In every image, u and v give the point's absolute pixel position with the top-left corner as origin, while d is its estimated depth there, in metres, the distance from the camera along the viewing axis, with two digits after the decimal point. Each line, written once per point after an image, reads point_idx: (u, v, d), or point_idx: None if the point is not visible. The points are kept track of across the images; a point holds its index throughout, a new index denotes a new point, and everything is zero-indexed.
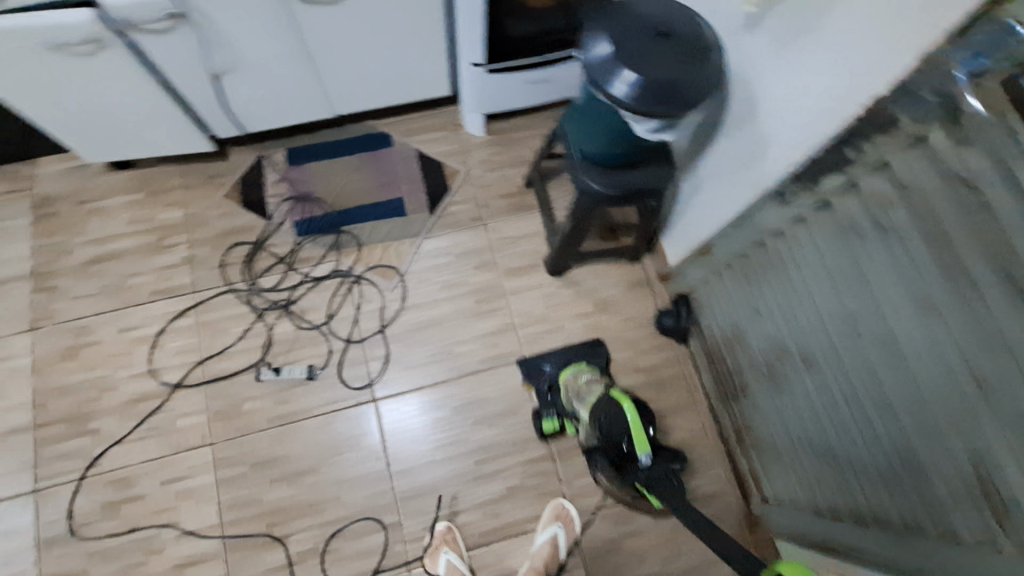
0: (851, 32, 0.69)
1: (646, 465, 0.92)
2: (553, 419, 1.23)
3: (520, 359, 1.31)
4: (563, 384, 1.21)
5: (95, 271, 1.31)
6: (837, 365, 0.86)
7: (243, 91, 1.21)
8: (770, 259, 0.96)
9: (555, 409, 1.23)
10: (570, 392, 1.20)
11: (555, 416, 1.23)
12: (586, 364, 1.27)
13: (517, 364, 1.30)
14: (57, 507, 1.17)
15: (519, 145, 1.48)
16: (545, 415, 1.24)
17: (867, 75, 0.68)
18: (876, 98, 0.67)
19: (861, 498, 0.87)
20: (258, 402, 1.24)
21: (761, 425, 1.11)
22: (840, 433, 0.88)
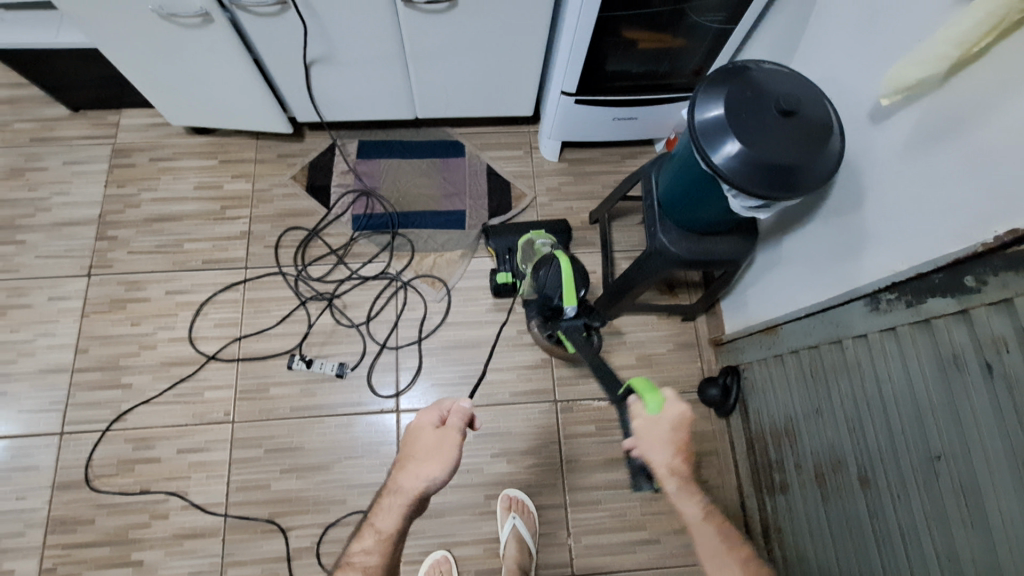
0: (1004, 156, 0.62)
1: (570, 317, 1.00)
2: (507, 274, 1.27)
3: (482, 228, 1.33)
4: (520, 247, 1.23)
5: (156, 228, 1.34)
6: (902, 499, 0.78)
7: (332, 81, 1.21)
8: (846, 363, 0.89)
9: (511, 267, 1.28)
10: (524, 255, 1.22)
11: (510, 273, 1.27)
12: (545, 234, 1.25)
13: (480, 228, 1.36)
14: (78, 453, 1.19)
15: (591, 179, 1.43)
16: (501, 271, 1.28)
17: (1013, 206, 0.62)
18: (1018, 232, 0.61)
19: None
20: (285, 389, 1.24)
21: (796, 529, 1.04)
22: (890, 573, 0.81)
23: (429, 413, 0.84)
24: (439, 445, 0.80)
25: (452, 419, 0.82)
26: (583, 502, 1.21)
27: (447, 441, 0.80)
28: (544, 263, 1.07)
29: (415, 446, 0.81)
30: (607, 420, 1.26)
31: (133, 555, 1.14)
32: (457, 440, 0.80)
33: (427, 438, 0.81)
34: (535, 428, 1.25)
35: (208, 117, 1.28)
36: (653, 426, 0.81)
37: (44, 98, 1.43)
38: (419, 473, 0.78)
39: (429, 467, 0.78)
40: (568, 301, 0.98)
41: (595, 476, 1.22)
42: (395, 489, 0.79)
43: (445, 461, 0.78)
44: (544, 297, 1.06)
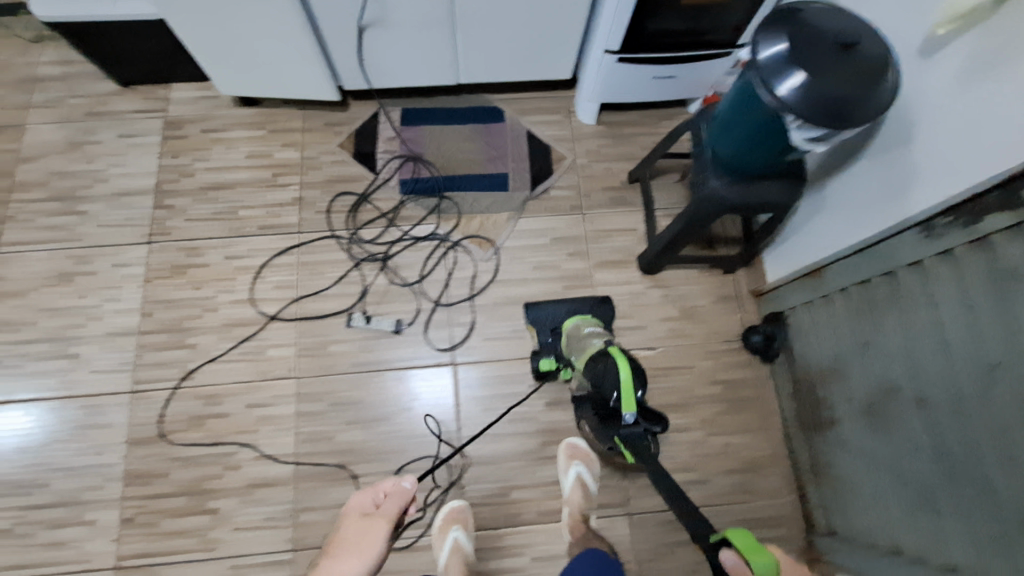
0: None
1: (629, 424, 0.89)
2: (550, 359, 1.23)
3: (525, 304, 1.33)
4: (566, 332, 1.20)
5: (211, 196, 1.38)
6: (959, 414, 0.83)
7: (382, 46, 1.25)
8: (899, 294, 0.94)
9: (553, 351, 1.25)
10: (570, 343, 1.18)
11: (553, 358, 1.23)
12: (591, 318, 1.24)
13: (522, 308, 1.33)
14: (149, 410, 1.24)
15: (629, 141, 1.47)
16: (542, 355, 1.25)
17: None
18: None
19: (958, 548, 0.85)
20: (344, 346, 1.29)
21: (847, 459, 1.10)
22: (947, 484, 0.86)
23: (363, 497, 0.97)
24: (366, 535, 0.89)
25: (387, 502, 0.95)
26: None
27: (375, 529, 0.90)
28: (600, 357, 0.99)
29: (343, 533, 0.91)
30: (654, 370, 1.31)
31: (208, 504, 1.19)
32: (388, 520, 0.92)
33: (352, 527, 0.92)
34: None
35: (258, 84, 1.32)
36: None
37: (95, 74, 1.47)
38: (336, 567, 0.84)
39: (350, 558, 0.85)
40: (628, 405, 0.88)
41: None
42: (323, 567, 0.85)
43: (366, 553, 0.86)
44: (600, 396, 0.97)
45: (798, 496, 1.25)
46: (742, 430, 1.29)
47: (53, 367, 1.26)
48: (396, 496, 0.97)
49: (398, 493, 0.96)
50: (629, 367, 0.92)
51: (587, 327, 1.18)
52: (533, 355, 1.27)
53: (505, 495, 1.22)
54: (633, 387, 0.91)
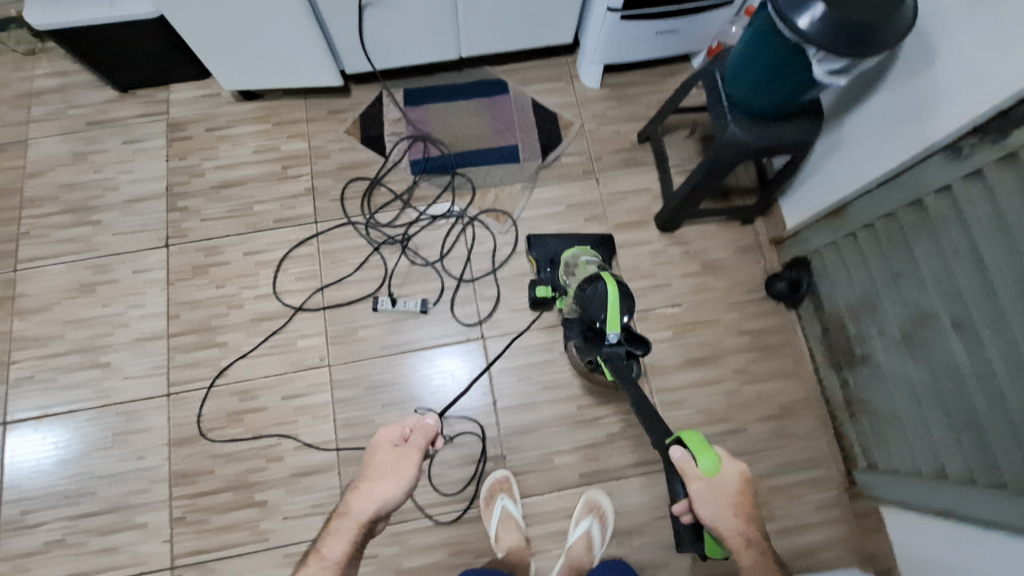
0: None
1: (611, 343, 0.92)
2: (547, 287, 1.27)
3: (531, 236, 1.33)
4: (562, 261, 1.23)
5: (223, 194, 1.37)
6: (1001, 332, 0.84)
7: (382, 24, 1.24)
8: (929, 221, 0.94)
9: (551, 282, 1.28)
10: (566, 270, 1.22)
11: (549, 287, 1.27)
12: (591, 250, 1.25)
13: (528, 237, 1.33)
14: (186, 410, 1.24)
15: (635, 101, 1.46)
16: (539, 283, 1.28)
17: None
18: None
19: (1007, 465, 0.87)
20: (372, 329, 1.29)
21: (884, 393, 1.11)
22: (992, 404, 0.87)
23: (391, 429, 0.87)
24: (398, 464, 0.84)
25: (415, 434, 0.87)
26: (670, 402, 1.27)
27: (406, 459, 0.83)
28: (588, 282, 1.01)
29: (371, 463, 0.85)
30: (682, 326, 1.32)
31: (255, 497, 1.20)
32: (419, 451, 0.85)
33: (384, 456, 0.85)
34: None
35: (260, 75, 1.31)
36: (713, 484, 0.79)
37: (92, 82, 1.46)
38: (373, 493, 0.81)
39: (388, 485, 0.82)
40: (613, 326, 0.91)
41: (678, 378, 1.29)
42: (364, 492, 0.82)
43: (405, 476, 0.82)
44: (586, 315, 0.98)
45: (835, 436, 1.26)
46: (774, 377, 1.30)
47: (86, 377, 1.26)
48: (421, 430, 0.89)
49: (426, 425, 0.89)
50: (617, 286, 0.94)
51: (584, 258, 1.20)
52: (530, 284, 1.30)
53: (548, 461, 1.23)
54: (620, 310, 0.93)
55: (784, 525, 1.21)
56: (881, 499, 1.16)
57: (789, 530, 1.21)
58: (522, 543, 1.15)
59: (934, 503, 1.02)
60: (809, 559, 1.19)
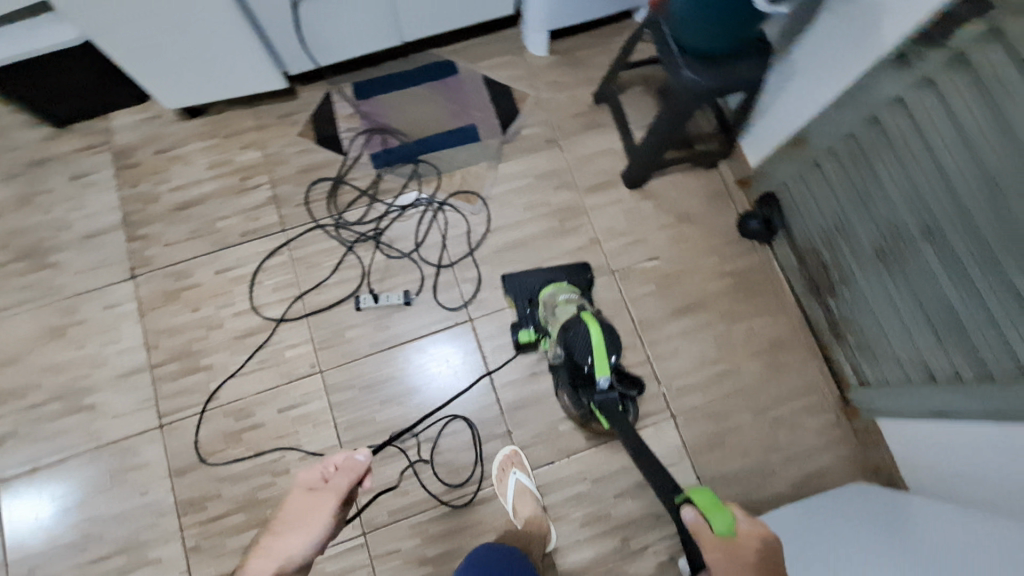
0: None
1: (604, 389, 0.99)
2: (530, 330, 1.23)
3: (503, 274, 1.31)
4: (542, 301, 1.23)
5: (184, 216, 1.33)
6: (970, 231, 0.86)
7: (319, 18, 1.20)
8: (887, 135, 0.96)
9: (532, 323, 1.25)
10: (547, 310, 1.21)
11: (532, 329, 1.23)
12: (566, 284, 1.25)
13: (500, 279, 1.31)
14: (183, 439, 1.22)
15: (586, 64, 1.46)
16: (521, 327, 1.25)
17: None
18: None
19: (989, 358, 0.90)
20: (359, 329, 1.28)
21: (867, 311, 1.13)
22: (969, 302, 0.90)
23: (311, 474, 0.92)
24: (309, 511, 0.86)
25: (336, 475, 0.90)
26: (664, 354, 1.29)
27: (318, 507, 0.86)
28: (571, 323, 1.03)
29: (286, 512, 0.88)
30: (665, 278, 1.33)
31: (268, 513, 1.19)
32: (336, 494, 0.87)
33: (296, 504, 0.88)
34: (603, 303, 1.31)
35: (200, 86, 1.26)
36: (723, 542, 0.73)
37: (25, 121, 1.39)
38: (279, 550, 0.83)
39: (294, 538, 0.83)
40: (602, 372, 0.97)
41: (667, 330, 1.30)
42: (268, 549, 0.84)
43: (310, 530, 0.84)
44: (572, 359, 1.01)
45: (825, 361, 1.30)
46: (761, 313, 1.32)
47: (72, 423, 1.22)
48: (346, 468, 0.90)
49: (350, 463, 0.90)
50: (599, 329, 0.98)
51: (562, 296, 1.21)
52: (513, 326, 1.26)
53: (554, 431, 1.24)
54: (607, 353, 0.97)
55: (790, 453, 1.24)
56: (878, 413, 1.19)
57: (795, 457, 1.24)
58: (539, 513, 1.13)
59: (928, 407, 1.05)
60: (818, 480, 1.23)
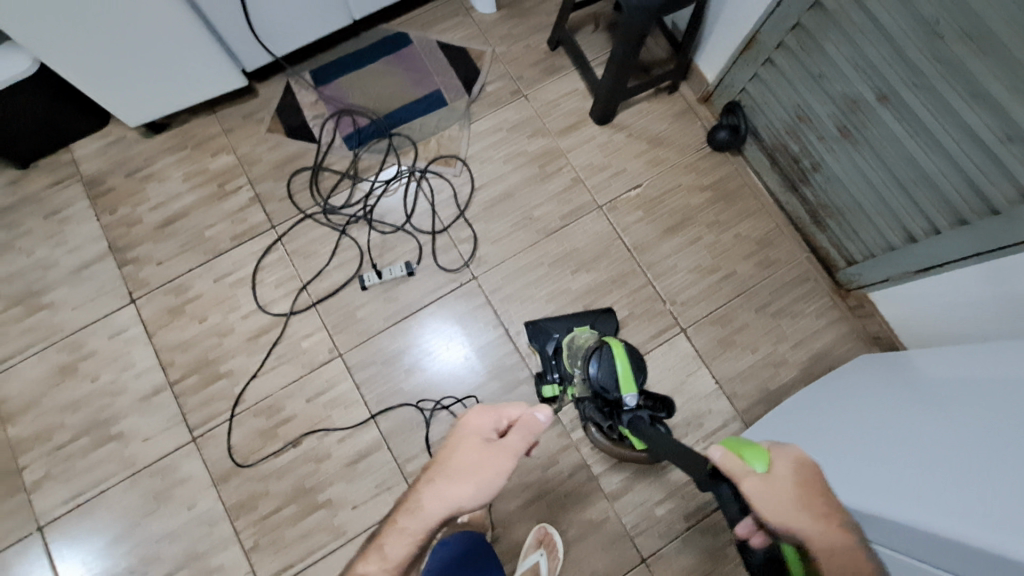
0: None
1: (629, 407, 0.88)
2: (554, 384, 1.20)
3: (527, 321, 1.30)
4: (565, 345, 1.19)
5: (170, 231, 1.33)
6: (921, 85, 0.93)
7: (266, 6, 1.20)
8: (832, 15, 1.02)
9: (555, 373, 1.22)
10: (569, 353, 1.18)
11: (556, 382, 1.20)
12: (590, 329, 1.24)
13: (523, 325, 1.30)
14: (219, 446, 1.23)
15: (533, 13, 1.49)
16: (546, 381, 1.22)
17: None
18: None
19: (959, 201, 0.97)
20: (369, 306, 1.30)
21: (841, 190, 1.20)
22: (931, 153, 0.97)
23: (485, 419, 0.78)
24: (479, 459, 0.73)
25: (514, 432, 0.76)
26: (663, 272, 1.35)
27: (491, 456, 0.73)
28: (593, 348, 0.96)
29: (454, 456, 0.74)
30: (650, 203, 1.38)
31: (319, 499, 1.20)
32: (513, 455, 0.74)
33: (470, 454, 0.73)
34: (596, 236, 1.36)
35: (157, 95, 1.25)
36: (783, 496, 0.52)
37: None
38: (446, 495, 0.71)
39: (456, 484, 0.72)
40: (626, 388, 0.88)
41: (661, 250, 1.36)
42: (422, 506, 0.72)
43: (480, 486, 0.71)
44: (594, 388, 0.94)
45: (811, 250, 1.37)
46: (744, 217, 1.39)
47: (104, 454, 1.22)
48: (524, 426, 0.77)
49: (529, 420, 0.78)
50: (623, 350, 0.91)
51: (585, 335, 1.19)
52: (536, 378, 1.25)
53: None
54: (632, 372, 0.90)
55: (795, 339, 1.32)
56: (867, 287, 1.27)
57: (801, 342, 1.32)
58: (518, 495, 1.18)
59: (911, 265, 1.13)
60: (827, 358, 1.31)
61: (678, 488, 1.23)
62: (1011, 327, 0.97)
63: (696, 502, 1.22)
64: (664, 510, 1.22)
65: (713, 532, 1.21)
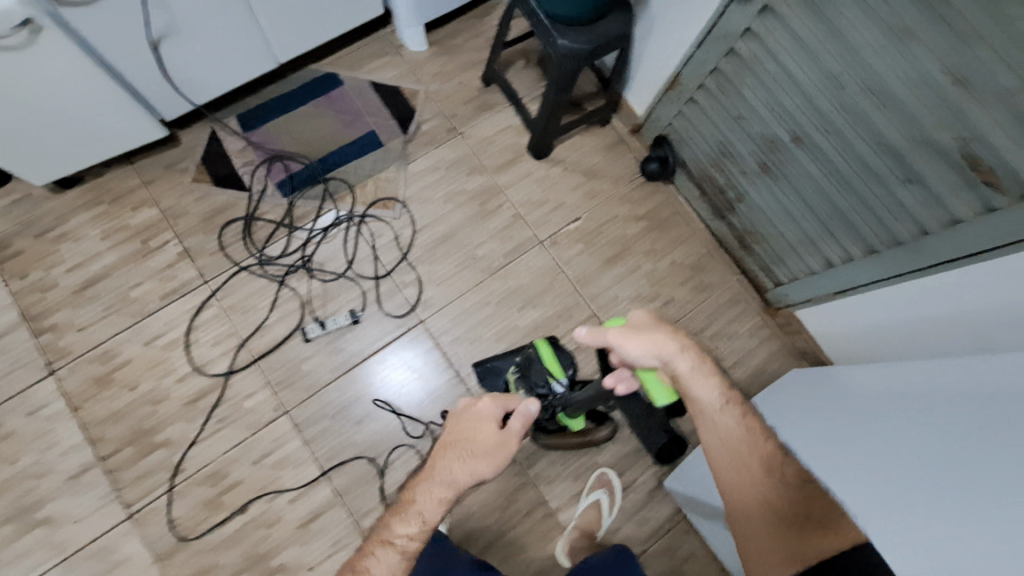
0: None
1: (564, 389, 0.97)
2: None
3: (476, 361, 1.29)
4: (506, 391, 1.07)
5: (91, 294, 1.25)
6: (829, 130, 0.99)
7: (184, 57, 1.15)
8: (745, 60, 1.06)
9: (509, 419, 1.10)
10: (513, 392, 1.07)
11: None
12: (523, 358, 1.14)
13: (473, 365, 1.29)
14: (160, 520, 1.16)
15: (463, 49, 1.49)
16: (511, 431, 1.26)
17: None
18: None
19: (869, 235, 1.04)
20: (315, 359, 1.26)
21: (764, 219, 1.27)
22: (843, 191, 1.04)
23: (492, 407, 0.88)
24: (495, 442, 0.84)
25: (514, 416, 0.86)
26: (605, 302, 1.37)
27: (506, 438, 0.84)
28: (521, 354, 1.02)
29: (473, 436, 0.84)
30: (589, 234, 1.42)
31: (273, 565, 1.15)
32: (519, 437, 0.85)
33: (487, 436, 0.84)
34: (539, 270, 1.37)
35: (71, 155, 1.17)
36: (641, 330, 0.87)
37: None
38: (473, 468, 0.81)
39: (479, 461, 0.81)
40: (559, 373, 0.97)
41: (604, 279, 1.39)
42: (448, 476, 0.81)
43: (500, 460, 0.82)
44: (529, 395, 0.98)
45: (740, 272, 1.43)
46: (677, 244, 1.44)
47: (31, 542, 1.12)
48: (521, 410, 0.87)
49: (525, 410, 0.86)
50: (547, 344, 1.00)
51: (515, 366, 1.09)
52: None
53: None
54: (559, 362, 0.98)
55: (733, 359, 1.37)
56: (793, 306, 1.34)
57: (740, 360, 1.37)
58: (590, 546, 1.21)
59: (831, 289, 1.20)
60: (764, 374, 1.37)
61: (631, 513, 1.27)
62: (923, 342, 1.02)
63: (649, 526, 1.27)
64: (620, 537, 1.26)
65: (668, 552, 1.25)
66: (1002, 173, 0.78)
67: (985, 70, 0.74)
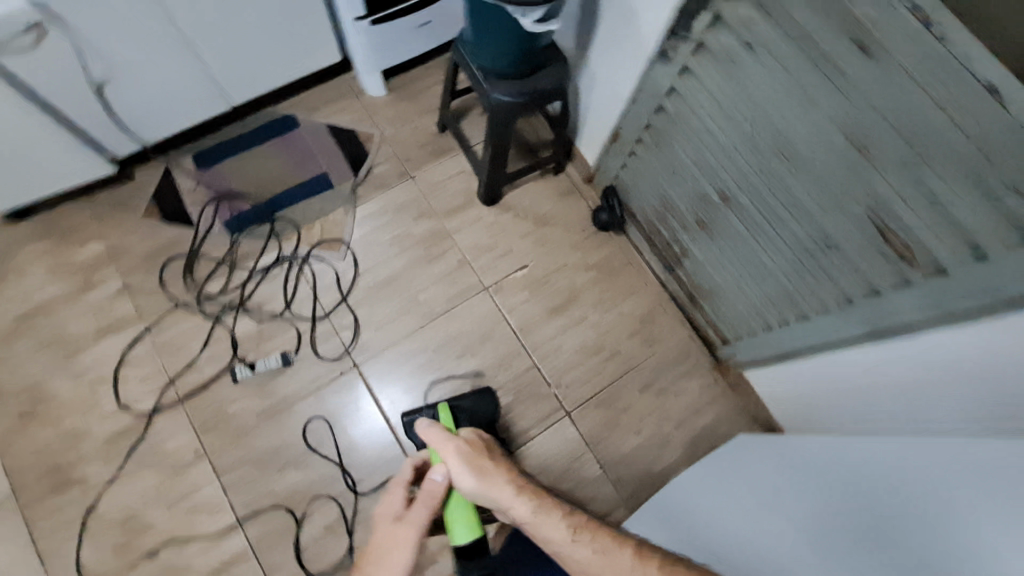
0: None
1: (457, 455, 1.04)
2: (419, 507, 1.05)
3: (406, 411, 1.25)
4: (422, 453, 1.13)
5: (28, 326, 1.26)
6: (753, 189, 0.96)
7: (129, 100, 1.18)
8: (672, 117, 1.05)
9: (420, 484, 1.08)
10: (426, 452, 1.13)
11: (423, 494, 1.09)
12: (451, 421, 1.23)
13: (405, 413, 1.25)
14: (66, 563, 1.13)
15: (421, 95, 1.51)
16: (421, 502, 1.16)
17: None
18: None
19: (801, 298, 1.00)
20: (242, 401, 1.24)
21: (707, 275, 1.23)
22: (772, 251, 1.00)
23: (393, 502, 0.85)
24: (389, 543, 0.80)
25: (416, 505, 0.83)
26: (548, 353, 1.33)
27: (399, 538, 0.80)
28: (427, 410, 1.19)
29: (373, 548, 0.80)
30: (536, 283, 1.38)
31: None
32: (416, 527, 0.81)
33: (379, 538, 0.81)
34: (481, 318, 1.34)
35: (16, 190, 1.20)
36: (479, 460, 0.86)
37: None
38: None
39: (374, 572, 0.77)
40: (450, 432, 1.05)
41: (548, 329, 1.35)
42: None
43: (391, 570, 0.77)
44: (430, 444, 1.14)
45: (692, 326, 1.38)
46: (628, 295, 1.39)
47: None
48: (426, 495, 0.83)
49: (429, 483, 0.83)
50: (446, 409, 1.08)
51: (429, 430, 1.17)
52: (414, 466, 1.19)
53: None
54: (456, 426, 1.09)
55: (681, 419, 1.30)
56: (741, 364, 1.28)
57: (688, 421, 1.30)
58: None
59: (772, 351, 1.15)
60: (712, 436, 1.29)
61: None
62: (873, 413, 0.95)
63: None
64: None
65: None
66: (914, 243, 0.74)
67: (884, 139, 0.71)
